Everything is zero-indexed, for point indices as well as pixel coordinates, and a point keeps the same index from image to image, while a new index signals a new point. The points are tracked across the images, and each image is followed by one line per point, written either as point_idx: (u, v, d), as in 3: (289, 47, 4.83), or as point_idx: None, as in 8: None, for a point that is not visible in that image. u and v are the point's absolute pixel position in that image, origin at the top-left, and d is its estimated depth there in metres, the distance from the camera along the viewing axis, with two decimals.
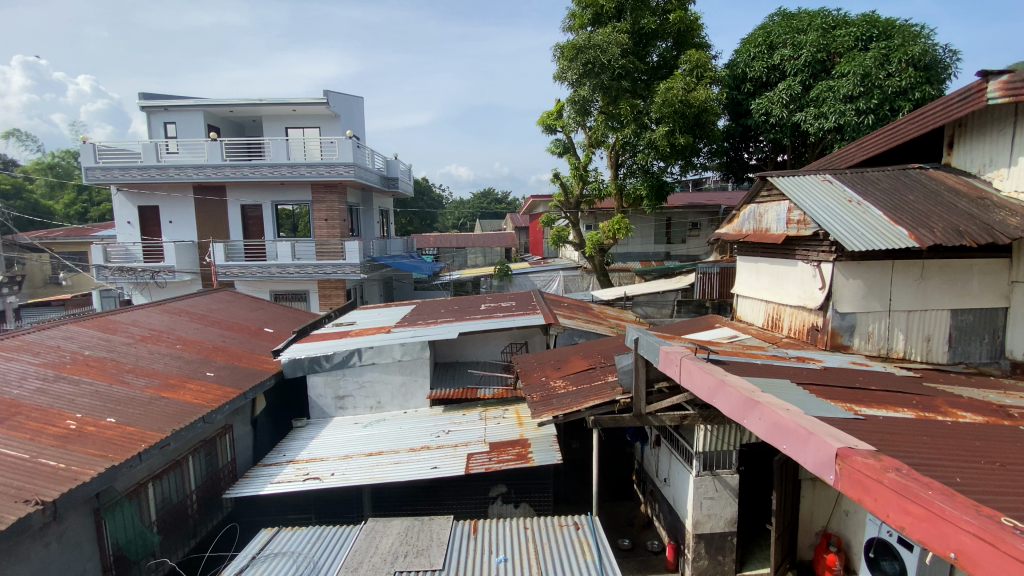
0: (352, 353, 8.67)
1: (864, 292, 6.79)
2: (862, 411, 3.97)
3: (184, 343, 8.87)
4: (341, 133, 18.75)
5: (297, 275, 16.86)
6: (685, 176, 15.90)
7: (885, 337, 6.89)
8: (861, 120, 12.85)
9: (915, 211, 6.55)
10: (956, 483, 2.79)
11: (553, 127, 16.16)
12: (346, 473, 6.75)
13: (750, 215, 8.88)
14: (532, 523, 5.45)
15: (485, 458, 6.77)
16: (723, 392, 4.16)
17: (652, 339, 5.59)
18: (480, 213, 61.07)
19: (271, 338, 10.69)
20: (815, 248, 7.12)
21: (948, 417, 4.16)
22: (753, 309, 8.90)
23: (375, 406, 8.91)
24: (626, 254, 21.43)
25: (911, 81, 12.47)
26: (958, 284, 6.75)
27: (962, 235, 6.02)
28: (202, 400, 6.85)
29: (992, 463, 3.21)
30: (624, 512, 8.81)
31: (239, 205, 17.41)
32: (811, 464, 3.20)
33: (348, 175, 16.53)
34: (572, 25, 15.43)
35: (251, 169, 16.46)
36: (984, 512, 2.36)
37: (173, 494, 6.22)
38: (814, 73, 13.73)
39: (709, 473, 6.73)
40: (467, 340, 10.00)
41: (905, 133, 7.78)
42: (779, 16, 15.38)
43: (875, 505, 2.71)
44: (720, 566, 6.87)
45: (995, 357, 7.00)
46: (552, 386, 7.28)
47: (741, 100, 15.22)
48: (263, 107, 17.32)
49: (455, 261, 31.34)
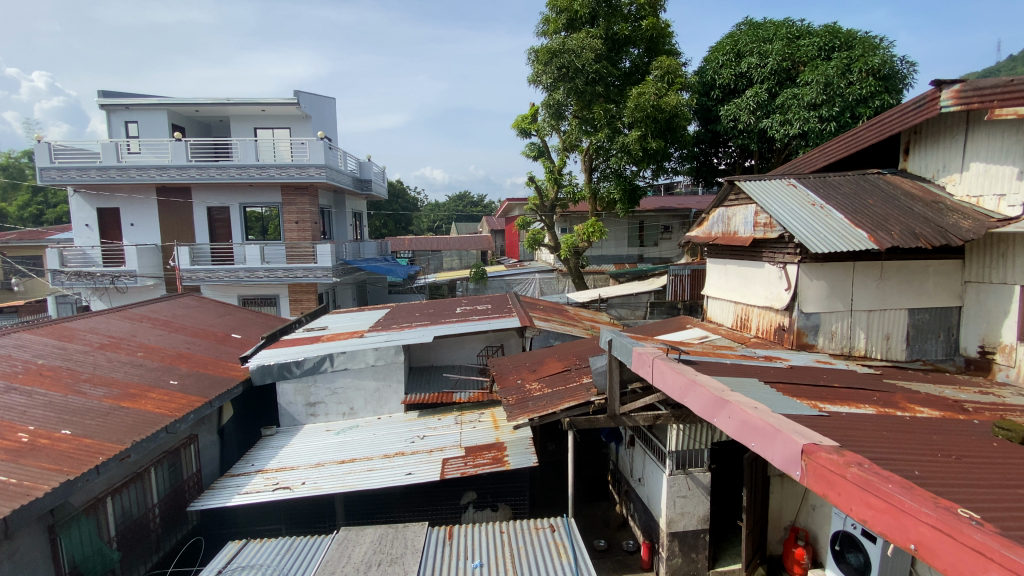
0: (324, 359, 8.50)
1: (827, 292, 7.01)
2: (825, 408, 4.09)
3: (146, 351, 8.54)
4: (312, 134, 18.37)
5: (267, 278, 16.42)
6: (657, 180, 16.23)
7: (847, 336, 7.13)
8: (824, 126, 13.35)
9: (875, 215, 6.79)
10: (915, 476, 2.90)
11: (528, 131, 16.23)
12: (318, 481, 6.59)
13: (719, 218, 9.09)
14: (507, 527, 5.42)
15: (460, 462, 6.72)
16: (693, 391, 4.22)
17: (626, 340, 5.66)
18: (455, 216, 60.78)
19: (239, 344, 10.39)
20: (780, 250, 7.32)
21: (906, 412, 4.32)
22: (722, 309, 9.11)
23: (348, 413, 8.74)
24: (600, 257, 21.67)
25: (870, 90, 12.94)
26: (915, 285, 7.04)
27: (918, 237, 6.27)
28: (165, 410, 6.59)
29: (948, 456, 3.34)
30: (599, 513, 8.89)
31: (205, 207, 16.88)
32: (779, 461, 3.28)
33: (319, 177, 16.18)
34: (546, 30, 15.56)
35: (217, 170, 16.01)
36: (941, 504, 2.46)
37: (134, 508, 5.95)
38: (779, 81, 14.17)
39: (682, 471, 6.83)
40: (442, 344, 9.95)
41: (865, 140, 8.09)
42: (746, 25, 15.78)
43: (838, 499, 2.79)
44: (693, 564, 6.97)
45: (950, 353, 7.26)
46: (528, 388, 7.29)
47: (710, 106, 15.66)
48: (230, 107, 16.86)
49: (431, 265, 31.27)
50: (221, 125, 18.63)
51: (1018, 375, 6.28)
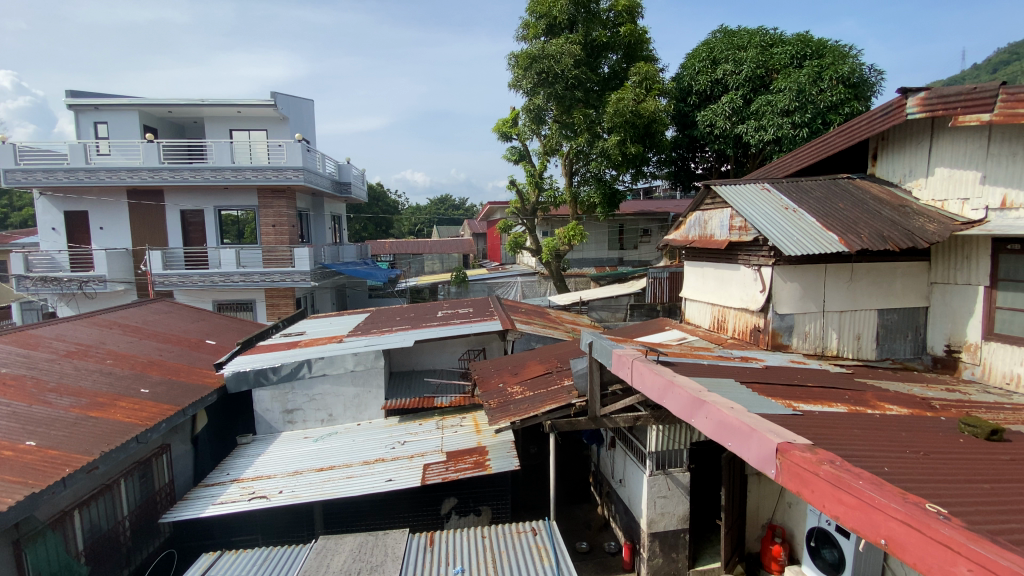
0: (301, 365, 8.35)
1: (801, 294, 7.17)
2: (799, 407, 4.18)
3: (115, 358, 8.28)
4: (290, 137, 18.10)
5: (243, 283, 16.09)
6: (636, 184, 16.43)
7: (820, 336, 7.31)
8: (796, 132, 13.69)
9: (845, 218, 6.98)
10: (884, 472, 2.98)
11: (508, 135, 16.28)
12: (296, 489, 6.46)
13: (696, 221, 9.22)
14: (489, 532, 5.41)
15: (442, 467, 6.67)
16: (671, 392, 4.27)
17: (606, 342, 5.70)
18: (437, 220, 60.43)
19: (213, 350, 10.14)
20: (755, 253, 7.48)
21: (876, 410, 4.45)
22: (700, 311, 9.25)
23: (327, 419, 8.61)
24: (581, 260, 21.79)
25: (841, 97, 13.31)
26: (885, 286, 7.26)
27: (886, 240, 6.45)
28: (136, 419, 6.39)
29: (917, 453, 3.45)
30: (581, 515, 8.91)
31: (179, 210, 16.48)
32: (755, 460, 3.34)
33: (297, 179, 15.94)
34: (526, 35, 15.65)
35: (191, 172, 15.65)
36: (910, 499, 2.53)
37: (103, 520, 5.75)
38: (754, 88, 14.49)
39: (662, 472, 6.90)
40: (423, 348, 9.88)
41: (835, 145, 8.32)
42: (721, 32, 16.09)
43: (812, 496, 2.86)
44: (674, 563, 7.04)
45: (918, 352, 7.49)
46: (509, 392, 7.29)
47: (687, 112, 15.95)
48: (205, 108, 16.51)
49: (412, 268, 31.03)
50: (195, 127, 18.23)
51: (983, 372, 6.51)
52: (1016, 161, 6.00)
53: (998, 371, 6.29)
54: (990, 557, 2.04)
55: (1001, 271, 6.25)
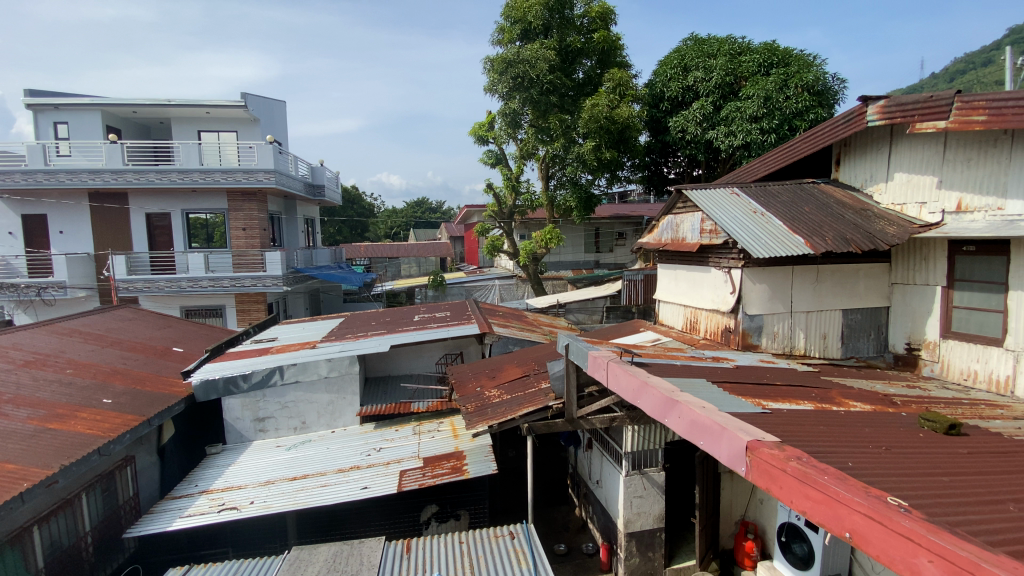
0: (273, 372, 8.16)
1: (769, 295, 7.36)
2: (768, 405, 4.29)
3: (76, 368, 7.94)
4: (261, 139, 17.72)
5: (212, 288, 15.65)
6: (611, 188, 16.64)
7: (788, 336, 7.52)
8: (764, 138, 14.08)
9: (811, 222, 7.20)
10: (849, 468, 3.08)
11: (485, 138, 16.30)
12: (267, 499, 6.31)
13: (668, 225, 9.37)
14: (467, 536, 5.38)
15: (418, 473, 6.60)
16: (646, 393, 4.33)
17: (582, 344, 5.73)
18: (414, 223, 59.97)
19: (181, 358, 9.83)
20: (725, 255, 7.65)
21: (841, 407, 4.60)
22: (673, 313, 9.40)
23: (300, 427, 8.43)
24: (558, 263, 21.92)
25: (806, 104, 13.74)
26: (848, 287, 7.51)
27: (849, 242, 6.68)
28: (98, 430, 6.14)
29: (880, 448, 3.57)
30: (559, 517, 8.93)
31: (144, 213, 15.96)
32: (726, 458, 3.42)
33: (268, 182, 15.61)
34: (501, 39, 15.72)
35: (157, 175, 15.17)
36: (873, 493, 2.61)
37: (64, 537, 5.50)
38: (723, 95, 14.85)
39: (638, 472, 6.98)
40: (399, 353, 9.78)
41: (800, 151, 8.58)
42: (692, 40, 16.44)
43: (781, 493, 2.93)
44: (650, 563, 7.12)
45: (881, 350, 7.74)
46: (487, 395, 7.27)
47: (660, 117, 16.25)
48: (171, 108, 16.04)
49: (388, 272, 30.72)
50: (161, 127, 17.69)
51: (941, 369, 6.84)
52: (971, 166, 6.33)
53: (956, 367, 6.63)
54: (953, 550, 2.11)
55: (958, 272, 6.59)
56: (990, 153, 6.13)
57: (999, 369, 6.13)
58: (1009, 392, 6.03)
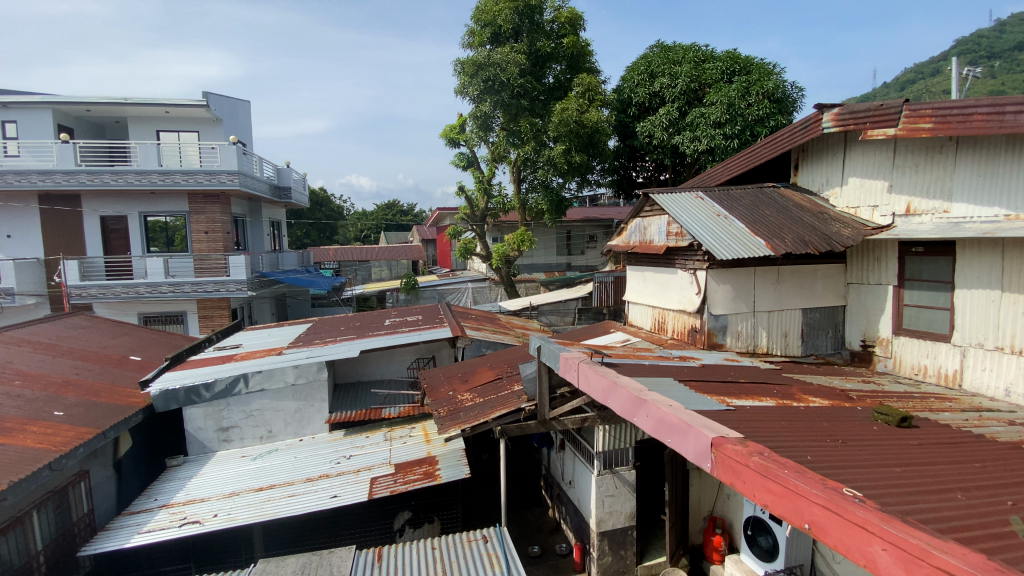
0: (237, 380, 7.92)
1: (733, 295, 7.58)
2: (732, 402, 4.41)
3: (24, 379, 7.53)
4: (224, 139, 17.20)
5: (172, 294, 15.09)
6: (581, 191, 16.85)
7: (751, 335, 7.75)
8: (728, 143, 14.50)
9: (771, 224, 7.44)
10: (808, 460, 3.21)
11: (456, 140, 16.25)
12: (232, 512, 6.12)
13: (636, 228, 9.54)
14: (439, 542, 5.33)
15: (390, 480, 6.51)
16: (615, 393, 4.39)
17: (554, 346, 5.77)
18: (385, 226, 59.17)
19: (138, 367, 9.43)
20: (691, 257, 7.84)
21: (801, 402, 4.78)
22: (642, 314, 9.56)
23: (266, 436, 8.21)
24: (530, 266, 22.02)
25: (766, 111, 14.23)
26: (807, 287, 7.80)
27: (807, 244, 6.95)
28: (49, 444, 5.82)
29: (836, 441, 3.73)
30: (532, 519, 8.94)
31: (99, 216, 15.28)
32: (691, 454, 3.50)
33: (232, 184, 15.16)
34: (471, 42, 15.73)
35: (112, 176, 14.54)
36: (830, 485, 2.72)
37: (15, 557, 5.19)
38: (688, 101, 15.23)
39: (609, 471, 7.06)
40: (369, 358, 9.64)
41: (761, 156, 8.86)
42: (658, 47, 16.80)
43: (744, 487, 3.03)
44: (622, 561, 7.21)
45: (838, 348, 8.05)
46: (459, 399, 7.24)
47: (628, 122, 16.56)
48: (128, 107, 15.43)
49: (358, 276, 30.25)
50: (117, 127, 16.97)
51: (894, 364, 7.19)
52: (918, 172, 6.69)
53: (907, 362, 6.98)
54: (903, 537, 2.22)
55: (908, 272, 6.95)
56: (936, 159, 6.49)
57: (948, 363, 6.49)
58: (957, 385, 6.39)
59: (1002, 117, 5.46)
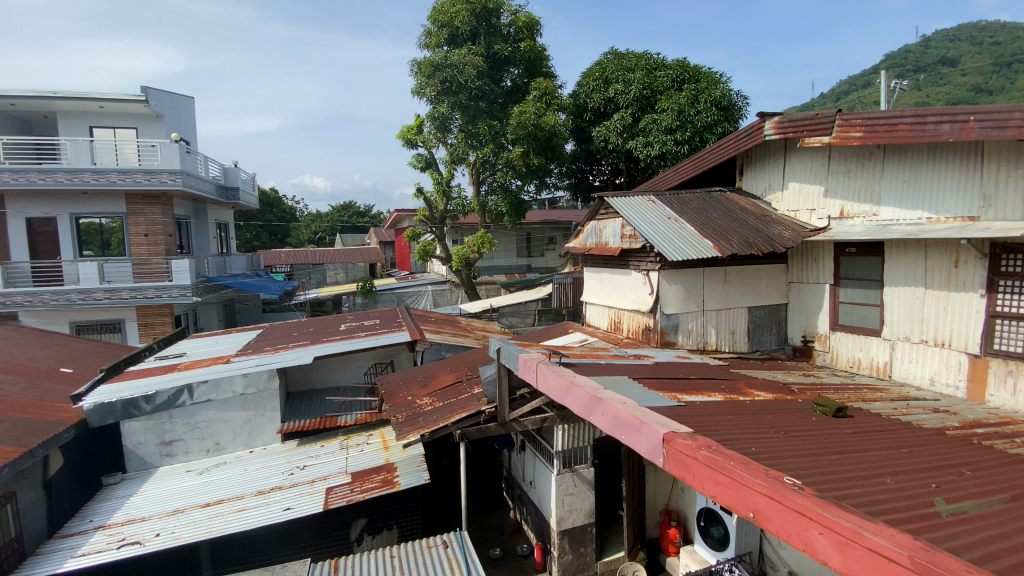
0: (180, 392, 7.50)
1: (684, 295, 7.85)
2: (683, 398, 4.59)
3: None
4: (166, 136, 16.32)
5: (108, 300, 14.17)
6: (540, 194, 17.04)
7: (702, 333, 8.06)
8: (678, 149, 15.01)
9: (718, 227, 7.77)
10: (752, 452, 3.38)
11: (414, 142, 16.09)
12: (176, 530, 5.80)
13: (592, 230, 9.72)
14: (398, 550, 5.25)
15: (346, 489, 6.35)
16: (572, 392, 4.46)
17: (513, 348, 5.80)
18: (341, 227, 57.69)
19: (70, 380, 8.80)
20: (644, 259, 8.07)
21: (746, 396, 5.01)
22: (598, 314, 9.75)
23: (213, 449, 7.85)
24: (491, 267, 22.06)
25: (714, 118, 14.81)
26: (752, 286, 8.18)
27: (751, 245, 7.29)
28: None
29: (779, 432, 3.94)
30: (494, 521, 8.95)
31: (24, 217, 14.19)
32: (645, 450, 3.61)
33: (173, 183, 14.40)
34: (428, 43, 15.59)
35: (39, 174, 13.51)
36: (772, 475, 2.87)
37: None
38: (641, 107, 15.68)
39: (569, 470, 7.16)
40: (324, 364, 9.39)
41: (709, 161, 9.22)
42: (612, 54, 17.18)
43: (694, 480, 3.16)
44: (582, 558, 7.33)
45: (781, 343, 8.49)
46: (417, 404, 7.16)
47: (584, 127, 16.92)
48: (57, 101, 14.39)
49: (313, 279, 29.38)
50: (45, 122, 15.79)
51: (831, 358, 7.66)
52: (850, 177, 7.16)
53: (843, 356, 7.45)
54: (840, 522, 2.37)
55: (842, 271, 7.42)
56: (866, 166, 6.97)
57: (879, 356, 6.97)
58: (887, 375, 6.88)
59: (924, 126, 5.89)
